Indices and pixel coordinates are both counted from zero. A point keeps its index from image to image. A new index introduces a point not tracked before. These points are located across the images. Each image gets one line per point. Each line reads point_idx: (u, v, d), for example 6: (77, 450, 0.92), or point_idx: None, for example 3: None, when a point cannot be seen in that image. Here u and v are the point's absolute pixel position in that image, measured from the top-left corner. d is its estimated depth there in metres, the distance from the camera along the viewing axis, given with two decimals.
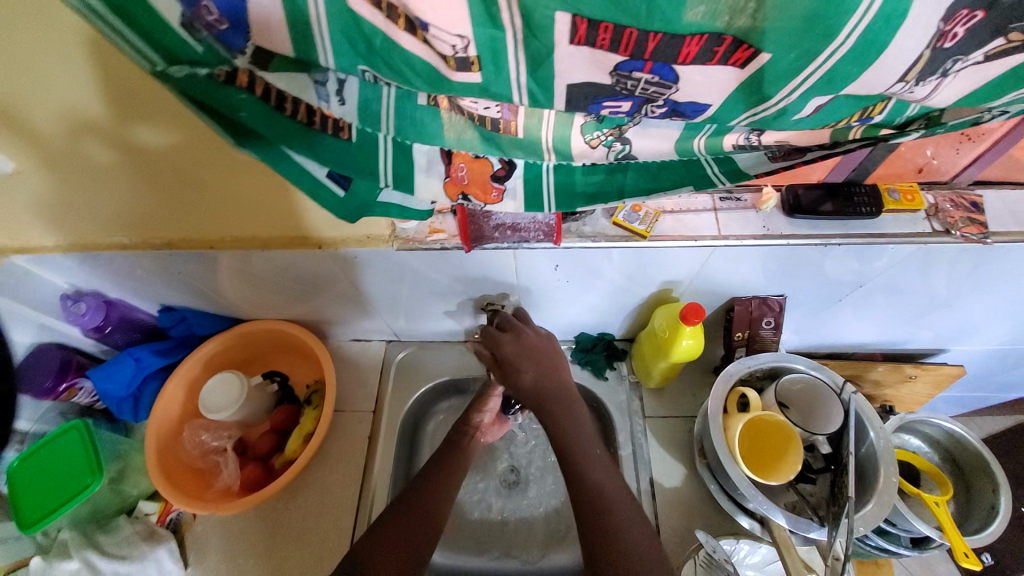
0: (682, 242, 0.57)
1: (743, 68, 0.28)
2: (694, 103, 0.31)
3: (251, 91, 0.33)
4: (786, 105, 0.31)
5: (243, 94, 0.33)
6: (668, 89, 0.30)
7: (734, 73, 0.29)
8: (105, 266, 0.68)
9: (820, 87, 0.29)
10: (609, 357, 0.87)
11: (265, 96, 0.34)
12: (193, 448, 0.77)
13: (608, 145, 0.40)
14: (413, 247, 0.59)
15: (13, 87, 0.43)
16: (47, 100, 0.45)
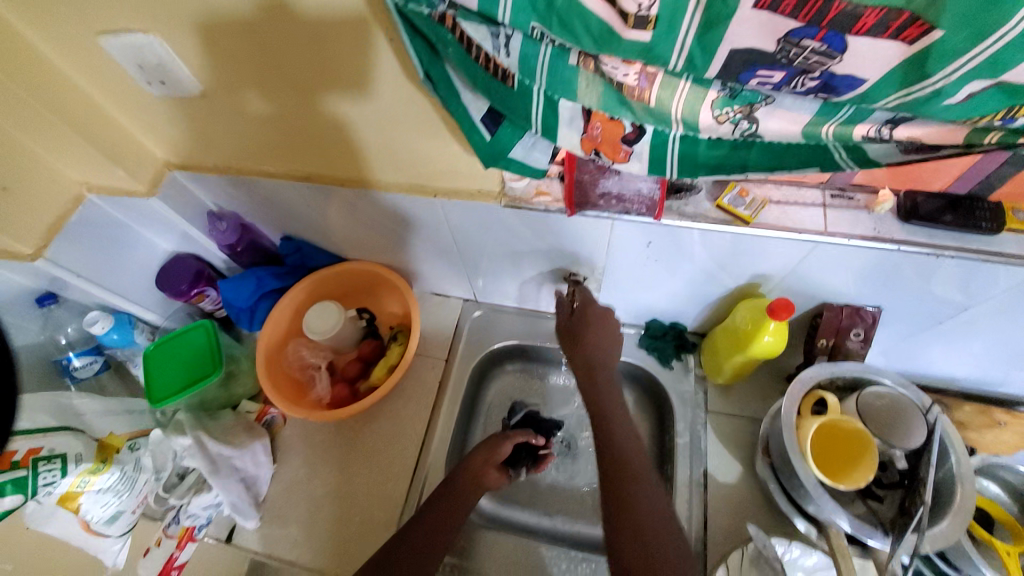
0: (785, 233, 0.58)
1: (911, 45, 0.31)
2: (850, 76, 0.33)
3: (454, 34, 0.40)
4: (942, 86, 0.32)
5: (450, 37, 0.40)
6: (831, 60, 0.33)
7: (900, 50, 0.31)
8: (245, 189, 0.78)
9: (980, 70, 0.30)
10: (677, 347, 0.88)
11: (463, 42, 0.40)
12: (294, 362, 0.88)
13: (734, 122, 0.42)
14: (519, 206, 0.64)
15: (189, 46, 0.55)
16: (212, 57, 0.55)
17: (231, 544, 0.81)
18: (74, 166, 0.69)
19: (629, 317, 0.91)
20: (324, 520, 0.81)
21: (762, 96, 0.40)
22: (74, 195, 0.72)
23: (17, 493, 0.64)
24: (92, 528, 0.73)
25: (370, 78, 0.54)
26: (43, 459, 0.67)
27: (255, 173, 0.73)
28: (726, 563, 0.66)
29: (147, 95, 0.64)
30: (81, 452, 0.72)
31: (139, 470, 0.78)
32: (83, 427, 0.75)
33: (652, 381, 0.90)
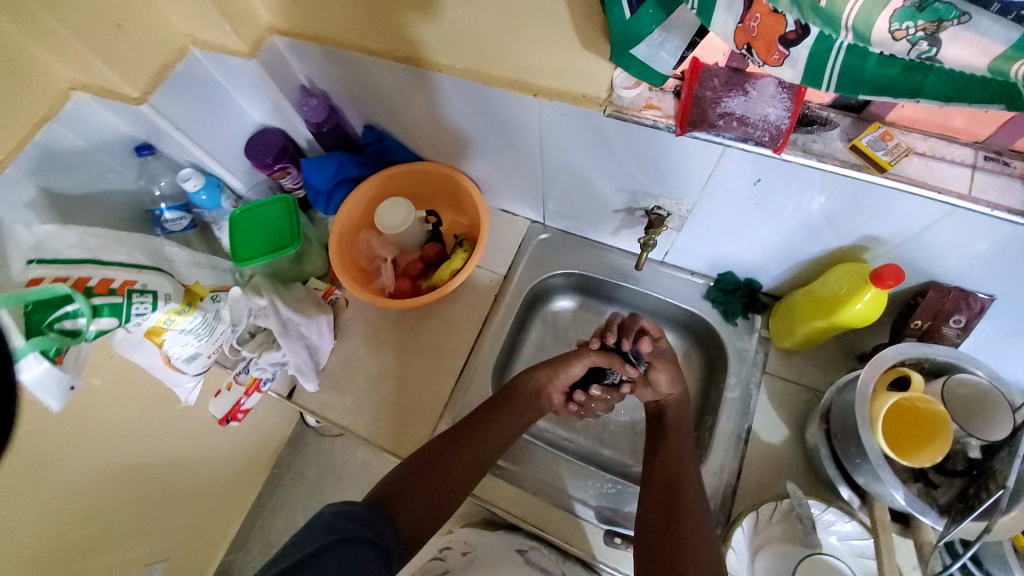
0: (920, 189, 0.51)
1: None
2: None
3: None
4: None
5: None
6: None
7: None
8: (339, 64, 0.76)
9: None
10: (746, 306, 0.84)
11: None
12: (363, 249, 0.91)
13: (912, 42, 0.36)
14: (624, 117, 0.59)
15: None
16: None
17: (291, 399, 0.88)
18: (182, 14, 0.69)
19: (702, 267, 0.87)
20: (374, 399, 0.87)
21: (957, 13, 0.33)
22: (178, 46, 0.72)
23: (113, 317, 0.69)
24: (172, 362, 0.82)
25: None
26: (138, 292, 0.71)
27: (355, 49, 0.71)
28: (757, 512, 0.66)
29: None
30: (170, 293, 0.75)
31: (218, 319, 0.82)
32: (172, 271, 0.79)
33: (711, 334, 0.87)
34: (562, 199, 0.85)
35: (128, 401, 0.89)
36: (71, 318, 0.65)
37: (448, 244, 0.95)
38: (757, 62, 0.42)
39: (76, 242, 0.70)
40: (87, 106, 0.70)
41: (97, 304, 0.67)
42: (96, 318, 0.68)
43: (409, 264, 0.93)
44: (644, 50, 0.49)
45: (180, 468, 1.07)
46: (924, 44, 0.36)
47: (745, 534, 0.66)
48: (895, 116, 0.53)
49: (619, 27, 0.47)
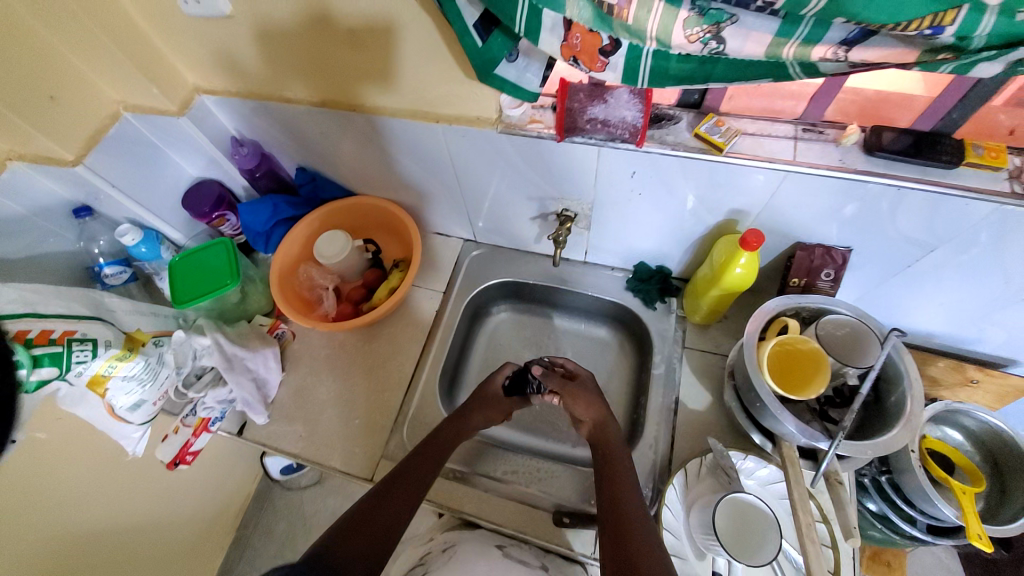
0: (755, 161, 0.62)
1: None
2: None
3: None
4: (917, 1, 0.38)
5: None
6: None
7: None
8: (266, 115, 0.84)
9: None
10: (662, 291, 0.93)
11: None
12: (306, 281, 0.96)
13: (704, 42, 0.47)
14: (514, 131, 0.69)
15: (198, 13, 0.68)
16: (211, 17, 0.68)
17: (242, 436, 0.90)
18: (114, 84, 0.77)
19: (619, 261, 0.96)
20: (327, 423, 0.89)
21: (728, 15, 0.45)
22: (112, 111, 0.79)
23: (54, 366, 0.71)
24: (115, 412, 0.82)
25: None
26: (78, 340, 0.74)
27: (278, 99, 0.80)
28: (685, 469, 0.74)
29: (180, 12, 0.70)
30: (110, 339, 0.79)
31: (162, 363, 0.85)
32: (112, 320, 0.82)
33: (636, 320, 0.96)
34: (484, 216, 0.94)
35: (73, 462, 0.88)
36: None
37: (388, 268, 1.01)
38: (587, 70, 0.53)
39: (13, 297, 0.72)
40: (26, 173, 0.74)
41: (38, 354, 0.70)
42: (37, 369, 0.70)
43: (351, 291, 0.98)
44: (509, 71, 0.59)
45: (133, 533, 1.03)
46: (713, 42, 0.47)
47: (677, 492, 0.72)
48: (726, 108, 0.65)
49: (475, 54, 0.55)
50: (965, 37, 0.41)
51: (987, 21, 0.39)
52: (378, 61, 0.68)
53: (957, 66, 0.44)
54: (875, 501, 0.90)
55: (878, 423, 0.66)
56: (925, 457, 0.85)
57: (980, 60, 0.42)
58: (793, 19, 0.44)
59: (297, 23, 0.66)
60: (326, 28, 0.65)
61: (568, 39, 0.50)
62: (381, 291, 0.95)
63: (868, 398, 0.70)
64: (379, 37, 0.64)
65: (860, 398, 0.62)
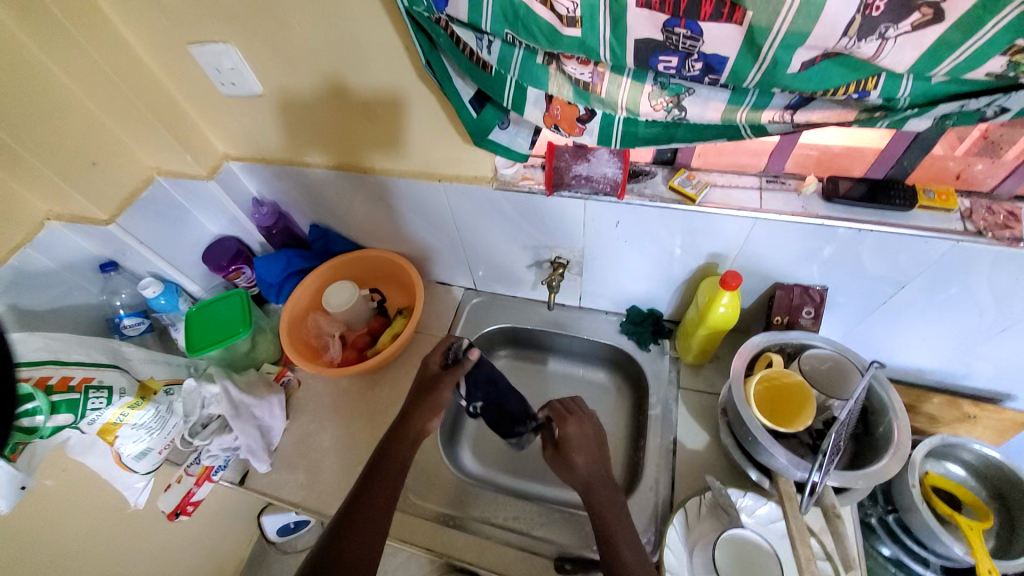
0: (726, 208, 0.69)
1: (742, 24, 0.43)
2: (718, 54, 0.46)
3: (449, 35, 0.54)
4: (839, 74, 0.46)
5: (444, 35, 0.54)
6: (698, 42, 0.46)
7: (737, 28, 0.44)
8: (287, 178, 0.93)
9: (853, 69, 0.46)
10: (655, 333, 0.97)
11: (456, 41, 0.54)
12: (314, 329, 1.01)
13: (668, 110, 0.55)
14: (508, 187, 0.77)
15: (234, 94, 0.79)
16: (241, 95, 0.79)
17: (244, 486, 0.90)
18: (151, 153, 0.86)
19: (612, 305, 1.01)
20: (328, 470, 0.90)
21: (686, 89, 0.53)
22: (146, 176, 0.88)
23: (70, 413, 0.76)
24: (123, 461, 0.85)
25: (383, 68, 0.68)
26: (94, 388, 0.79)
27: (297, 163, 0.89)
28: (685, 507, 0.74)
29: (216, 92, 0.81)
30: (124, 388, 0.84)
31: (171, 412, 0.89)
32: (126, 367, 0.87)
33: (632, 363, 0.99)
34: (483, 265, 1.00)
35: (73, 514, 0.88)
36: (29, 416, 0.72)
37: (392, 316, 1.07)
38: (567, 134, 0.61)
39: (40, 345, 0.78)
40: (61, 232, 0.83)
41: (56, 400, 0.75)
42: (53, 415, 0.75)
43: (355, 338, 1.02)
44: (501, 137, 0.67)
45: None
46: (675, 110, 0.55)
47: (678, 531, 0.72)
48: (697, 164, 0.73)
49: (470, 124, 0.63)
50: (891, 99, 0.48)
51: (905, 84, 0.47)
52: (386, 128, 0.77)
53: (892, 121, 0.51)
54: (886, 544, 0.86)
55: (870, 454, 0.67)
56: (929, 493, 0.84)
57: (908, 117, 0.50)
58: (740, 90, 0.52)
59: (317, 100, 0.76)
60: (343, 103, 0.75)
61: (550, 110, 0.59)
62: (385, 337, 0.99)
63: (858, 430, 0.71)
64: (387, 108, 0.74)
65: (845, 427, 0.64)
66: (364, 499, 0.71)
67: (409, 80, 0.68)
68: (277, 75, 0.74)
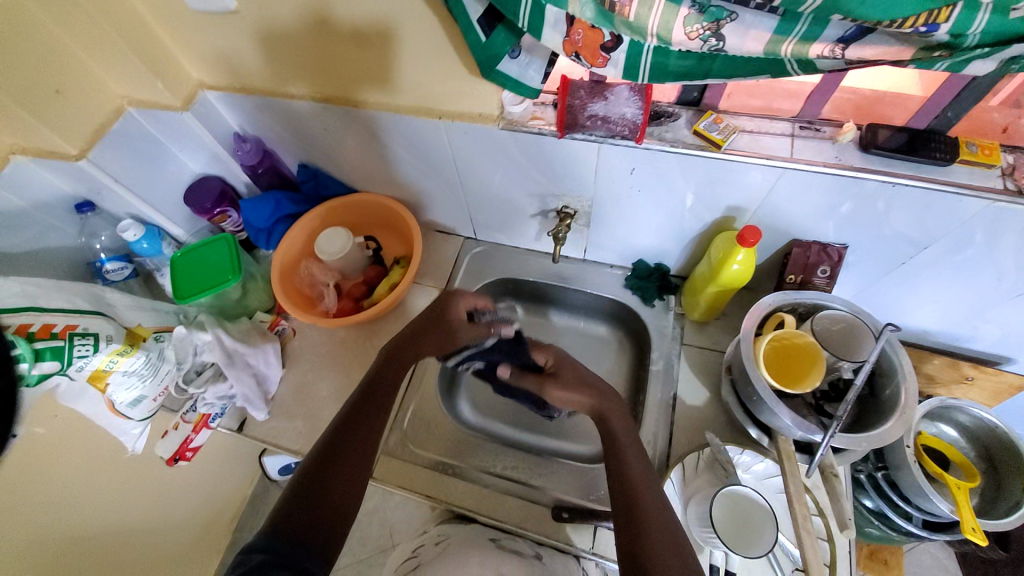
0: (753, 157, 0.63)
1: None
2: None
3: None
4: (909, 1, 0.39)
5: None
6: None
7: None
8: (271, 112, 0.84)
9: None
10: (660, 288, 0.94)
11: None
12: (306, 277, 0.97)
13: (704, 39, 0.48)
14: (515, 128, 0.70)
15: (205, 10, 0.69)
16: (212, 10, 0.69)
17: (242, 433, 0.89)
18: (117, 79, 0.77)
19: (618, 258, 0.97)
20: (326, 419, 0.89)
21: (727, 13, 0.46)
22: (116, 106, 0.79)
23: (55, 361, 0.73)
24: (116, 407, 0.84)
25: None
26: (79, 335, 0.76)
27: (280, 94, 0.80)
28: (682, 463, 0.75)
29: (185, 8, 0.71)
30: (111, 335, 0.80)
31: (162, 359, 0.87)
32: (113, 314, 0.83)
33: (635, 318, 0.97)
34: (484, 213, 0.95)
35: (69, 457, 0.88)
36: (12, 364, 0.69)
37: (388, 265, 1.02)
38: (589, 65, 0.54)
39: (17, 290, 0.73)
40: (27, 168, 0.75)
41: (39, 348, 0.71)
42: (38, 363, 0.72)
43: (351, 288, 0.98)
44: (513, 67, 0.60)
45: (130, 533, 1.03)
46: (712, 39, 0.49)
47: (676, 486, 0.74)
48: (725, 106, 0.66)
49: (478, 50, 0.56)
50: (960, 36, 0.42)
51: (980, 18, 0.40)
52: (379, 55, 0.68)
53: (952, 64, 0.45)
54: (872, 498, 0.90)
55: (874, 417, 0.67)
56: (921, 453, 0.86)
57: (974, 58, 0.43)
58: (791, 16, 0.45)
59: (299, 20, 0.67)
60: (330, 23, 0.65)
61: (570, 36, 0.51)
62: (382, 287, 0.95)
63: (864, 392, 0.71)
64: (380, 31, 0.65)
65: (855, 391, 0.63)
66: (360, 424, 0.70)
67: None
68: None
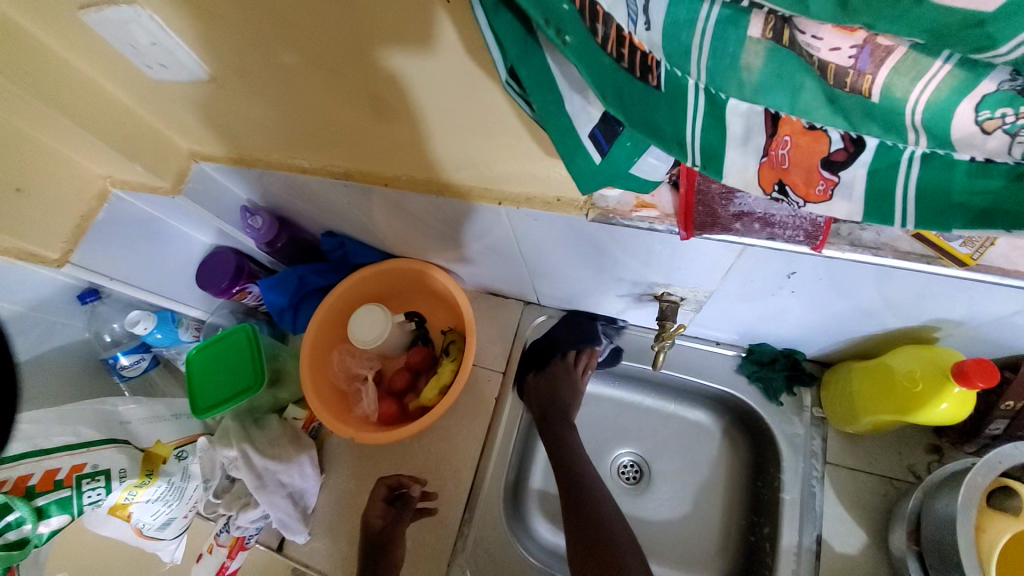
0: (1018, 281, 0.39)
1: None
2: None
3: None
4: None
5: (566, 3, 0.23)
6: None
7: None
8: (280, 183, 0.66)
9: None
10: (790, 380, 0.71)
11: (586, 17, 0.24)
12: (341, 371, 0.82)
13: (1012, 134, 0.23)
14: (612, 221, 0.48)
15: (181, 80, 0.51)
16: (187, 77, 0.50)
17: (282, 553, 0.78)
18: (93, 159, 0.61)
19: (730, 336, 0.73)
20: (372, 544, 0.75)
21: None
22: (97, 190, 0.65)
23: (63, 513, 0.63)
24: (144, 533, 0.73)
25: (389, 39, 0.37)
26: (87, 477, 0.65)
27: (289, 169, 0.61)
28: None
29: (149, 77, 0.52)
30: (125, 468, 0.68)
31: (187, 478, 0.76)
32: (128, 437, 0.72)
33: (752, 415, 0.75)
34: (550, 287, 0.74)
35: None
36: (14, 529, 0.59)
37: (436, 344, 0.85)
38: (799, 202, 0.30)
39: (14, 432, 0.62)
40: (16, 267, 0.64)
41: (41, 505, 0.61)
42: (45, 519, 0.62)
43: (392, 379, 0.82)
44: (643, 164, 0.36)
45: None
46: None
47: None
48: None
49: (587, 179, 0.33)
50: None
51: None
52: (413, 134, 0.48)
53: None
54: None
55: None
56: None
57: None
58: None
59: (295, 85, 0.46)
60: (341, 91, 0.45)
61: (770, 152, 0.28)
62: (430, 390, 0.78)
63: None
64: (409, 100, 0.43)
65: None
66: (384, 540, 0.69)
67: (457, 63, 0.37)
68: (231, 45, 0.44)
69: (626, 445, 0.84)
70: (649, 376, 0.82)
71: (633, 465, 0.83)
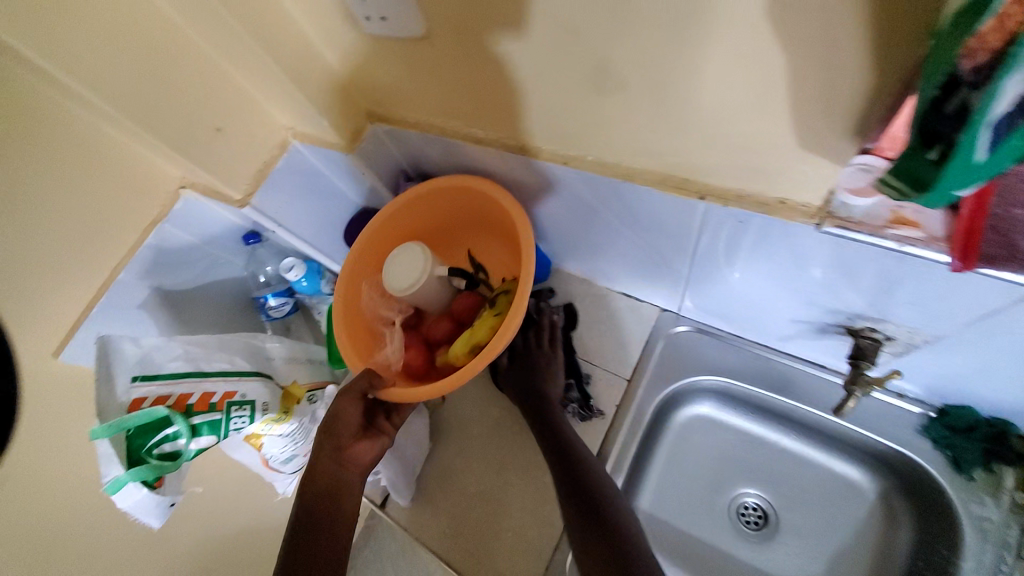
0: None
1: None
2: None
3: None
4: None
5: None
6: None
7: None
8: (448, 151, 0.66)
9: None
10: (987, 455, 0.59)
11: None
12: (370, 309, 0.76)
13: None
14: (851, 233, 0.41)
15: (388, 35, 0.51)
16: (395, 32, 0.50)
17: (384, 511, 0.79)
18: (283, 110, 0.65)
19: (916, 389, 0.63)
20: (473, 521, 0.74)
21: None
22: (281, 140, 0.69)
23: (212, 434, 0.67)
24: (270, 464, 0.76)
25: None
26: (236, 405, 0.69)
27: (463, 137, 0.61)
28: None
29: (356, 29, 0.54)
30: (267, 403, 0.72)
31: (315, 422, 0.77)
32: (271, 373, 0.76)
33: (928, 484, 0.63)
34: (703, 296, 0.68)
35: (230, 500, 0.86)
36: (171, 441, 0.63)
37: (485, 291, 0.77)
38: None
39: (179, 353, 0.68)
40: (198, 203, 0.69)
41: (197, 422, 0.65)
42: (196, 437, 0.65)
43: (430, 328, 0.76)
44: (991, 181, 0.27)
45: None
46: None
47: None
48: None
49: (956, 167, 0.26)
50: None
51: None
52: (619, 112, 0.44)
53: None
54: None
55: None
56: None
57: None
58: None
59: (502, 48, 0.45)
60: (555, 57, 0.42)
61: None
62: (462, 345, 0.68)
63: None
64: (634, 71, 0.39)
65: None
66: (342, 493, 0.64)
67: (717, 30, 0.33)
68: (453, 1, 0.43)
69: (753, 485, 0.75)
70: (792, 416, 0.73)
71: (756, 509, 0.74)
